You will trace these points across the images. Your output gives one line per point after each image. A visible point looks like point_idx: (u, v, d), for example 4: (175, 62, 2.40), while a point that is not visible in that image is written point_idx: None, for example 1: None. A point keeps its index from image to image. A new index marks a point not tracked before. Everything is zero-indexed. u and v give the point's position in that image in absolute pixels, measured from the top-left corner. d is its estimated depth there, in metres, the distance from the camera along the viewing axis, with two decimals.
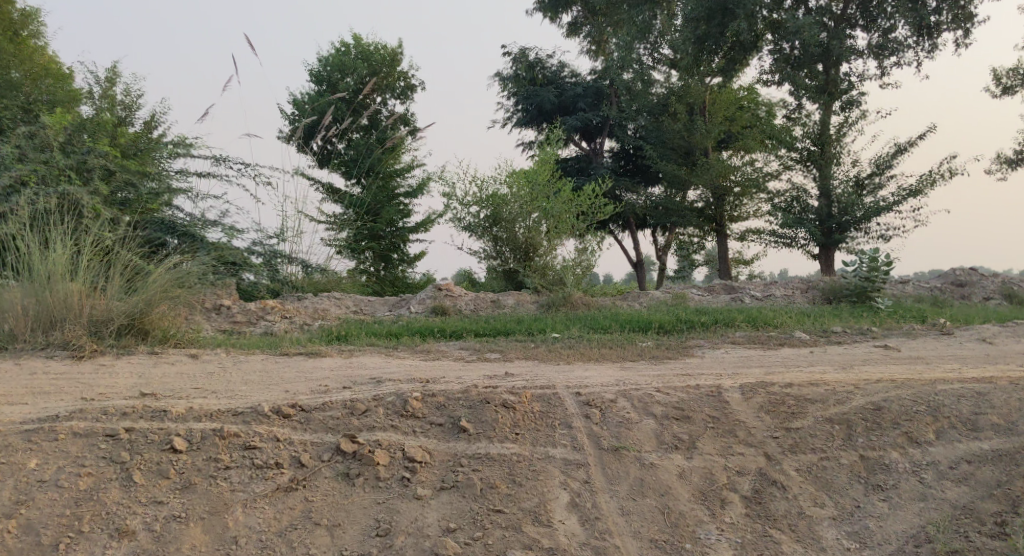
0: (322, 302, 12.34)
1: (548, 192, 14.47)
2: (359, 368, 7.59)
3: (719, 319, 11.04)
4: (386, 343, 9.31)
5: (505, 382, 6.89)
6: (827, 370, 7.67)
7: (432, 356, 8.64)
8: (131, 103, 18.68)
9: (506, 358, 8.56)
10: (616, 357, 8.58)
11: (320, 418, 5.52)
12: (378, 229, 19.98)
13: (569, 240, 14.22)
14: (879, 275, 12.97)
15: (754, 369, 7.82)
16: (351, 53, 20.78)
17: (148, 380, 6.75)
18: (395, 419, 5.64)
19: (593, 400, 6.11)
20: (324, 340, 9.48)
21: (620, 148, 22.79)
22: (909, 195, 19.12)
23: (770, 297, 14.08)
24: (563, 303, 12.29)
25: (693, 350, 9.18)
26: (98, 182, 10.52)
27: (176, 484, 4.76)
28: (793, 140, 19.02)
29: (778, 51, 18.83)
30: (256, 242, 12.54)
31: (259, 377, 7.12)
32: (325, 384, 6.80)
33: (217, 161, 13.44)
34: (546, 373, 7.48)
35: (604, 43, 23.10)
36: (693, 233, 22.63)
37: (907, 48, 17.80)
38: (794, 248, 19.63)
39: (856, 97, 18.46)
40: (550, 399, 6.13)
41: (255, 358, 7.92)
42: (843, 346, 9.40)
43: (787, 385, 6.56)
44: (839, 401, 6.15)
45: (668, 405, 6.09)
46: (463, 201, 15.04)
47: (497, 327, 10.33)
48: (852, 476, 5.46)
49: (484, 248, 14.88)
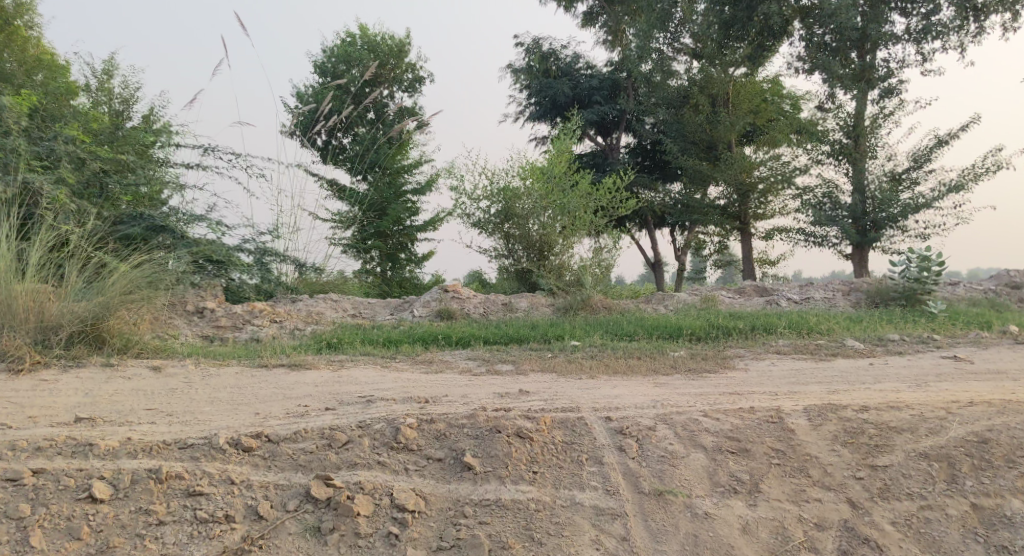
0: (317, 304, 11.24)
1: (564, 185, 13.36)
2: (347, 385, 6.46)
3: (759, 325, 9.82)
4: (383, 352, 8.18)
5: (518, 403, 5.77)
6: (900, 389, 6.48)
7: (435, 368, 7.50)
8: (129, 96, 17.70)
9: (520, 371, 7.41)
10: (647, 370, 7.43)
11: (288, 452, 4.42)
12: (384, 227, 18.79)
13: (586, 238, 13.13)
14: (930, 276, 11.83)
15: (812, 386, 6.64)
16: (357, 44, 19.64)
17: (95, 399, 5.66)
18: (383, 453, 4.55)
19: (627, 427, 5.01)
20: (314, 348, 8.37)
21: (636, 143, 21.57)
22: (949, 191, 17.86)
23: (809, 300, 12.85)
24: (581, 306, 11.14)
25: (734, 362, 7.98)
26: (65, 170, 9.43)
27: (90, 548, 3.69)
28: (825, 132, 17.79)
29: (809, 37, 17.62)
30: (246, 238, 11.56)
31: (229, 395, 6.01)
32: (304, 404, 5.71)
33: (205, 150, 12.38)
34: (567, 390, 6.34)
35: (621, 34, 21.82)
36: (714, 231, 21.34)
37: (952, 31, 16.51)
38: (825, 248, 18.38)
39: (894, 84, 17.21)
40: (575, 425, 5.03)
41: (228, 371, 6.78)
42: (906, 358, 8.21)
43: (862, 409, 5.42)
44: (933, 431, 5.00)
45: (720, 435, 4.99)
46: (472, 194, 13.87)
47: (510, 334, 9.18)
48: (965, 533, 4.42)
49: (496, 245, 13.71)
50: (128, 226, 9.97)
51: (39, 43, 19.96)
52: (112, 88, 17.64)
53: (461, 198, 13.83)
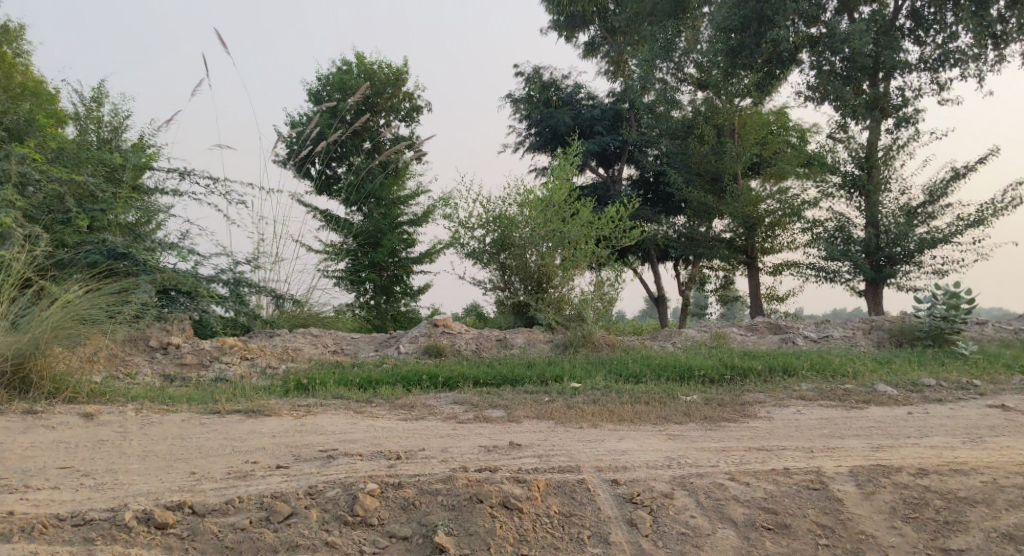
0: (294, 339, 10.34)
1: (564, 214, 12.51)
2: (310, 435, 5.57)
3: (777, 365, 8.89)
4: (358, 395, 7.24)
5: (507, 459, 4.88)
6: (955, 445, 5.57)
7: (416, 415, 6.59)
8: (115, 123, 16.97)
9: (512, 418, 6.49)
10: (657, 417, 6.52)
11: (213, 530, 3.57)
12: (378, 259, 17.83)
13: (587, 271, 12.27)
14: (959, 314, 10.99)
15: (850, 440, 5.72)
16: (353, 71, 18.86)
17: (5, 454, 4.76)
18: (335, 530, 3.68)
19: (637, 495, 4.21)
20: (281, 391, 7.44)
21: (639, 176, 20.79)
22: (967, 225, 17.08)
23: (827, 338, 11.91)
24: (582, 343, 10.23)
25: (754, 410, 7.01)
26: (14, 193, 8.67)
27: None
28: (835, 164, 17.02)
29: (819, 65, 16.70)
30: (220, 268, 10.79)
31: (168, 447, 5.11)
32: (253, 460, 4.81)
33: (181, 175, 11.70)
34: (565, 442, 5.43)
35: (623, 64, 21.22)
36: (720, 266, 20.45)
37: (969, 59, 15.85)
38: (836, 283, 17.46)
39: (911, 113, 16.51)
40: (576, 491, 4.23)
41: (175, 417, 5.86)
42: (948, 406, 7.28)
43: (921, 471, 4.58)
44: (1015, 504, 4.19)
45: (751, 505, 4.20)
46: (467, 223, 13.06)
47: (503, 375, 8.25)
48: None
49: (491, 277, 12.81)
50: (90, 253, 9.24)
51: (27, 69, 19.19)
52: (101, 116, 16.88)
53: (455, 227, 13.00)
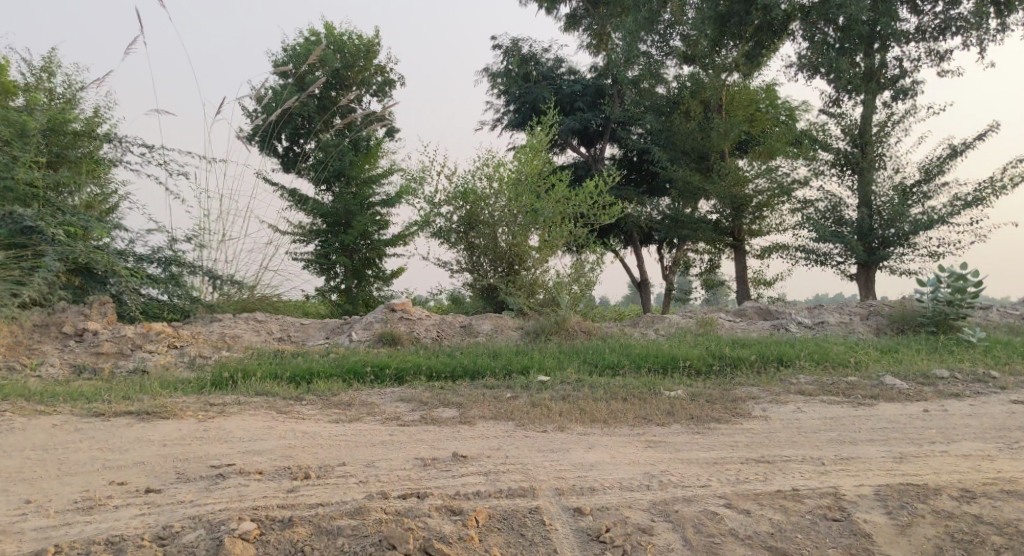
0: (234, 325, 9.16)
1: (538, 189, 11.43)
2: (209, 444, 4.52)
3: (771, 355, 7.91)
4: (289, 391, 6.19)
5: (447, 478, 3.87)
6: (991, 453, 4.64)
7: (350, 415, 5.55)
8: (72, 96, 15.65)
9: (465, 419, 5.47)
10: (633, 418, 5.52)
11: None
12: (348, 242, 16.58)
13: (564, 253, 11.31)
14: (965, 299, 10.09)
15: (864, 447, 4.78)
16: (321, 42, 17.45)
17: None
18: None
19: (606, 530, 3.25)
20: (197, 387, 6.35)
21: (622, 155, 19.68)
22: (964, 205, 16.19)
23: (822, 325, 10.98)
24: (556, 330, 9.23)
25: (748, 408, 6.03)
26: None
27: None
28: (827, 140, 16.02)
29: (812, 35, 15.58)
30: (155, 247, 9.65)
31: (17, 462, 4.05)
32: (120, 482, 3.78)
33: (119, 143, 10.55)
34: (522, 453, 4.42)
35: (606, 37, 19.79)
36: (705, 249, 19.52)
37: (971, 29, 14.90)
38: (827, 266, 16.50)
39: (909, 85, 15.53)
40: (525, 525, 3.28)
41: (46, 421, 4.78)
42: (967, 403, 6.33)
43: (966, 492, 3.66)
44: None
45: (754, 544, 3.27)
46: (433, 199, 11.98)
47: (462, 368, 7.21)
48: None
49: (458, 258, 11.78)
50: None
51: None
52: (52, 87, 15.55)
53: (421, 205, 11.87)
